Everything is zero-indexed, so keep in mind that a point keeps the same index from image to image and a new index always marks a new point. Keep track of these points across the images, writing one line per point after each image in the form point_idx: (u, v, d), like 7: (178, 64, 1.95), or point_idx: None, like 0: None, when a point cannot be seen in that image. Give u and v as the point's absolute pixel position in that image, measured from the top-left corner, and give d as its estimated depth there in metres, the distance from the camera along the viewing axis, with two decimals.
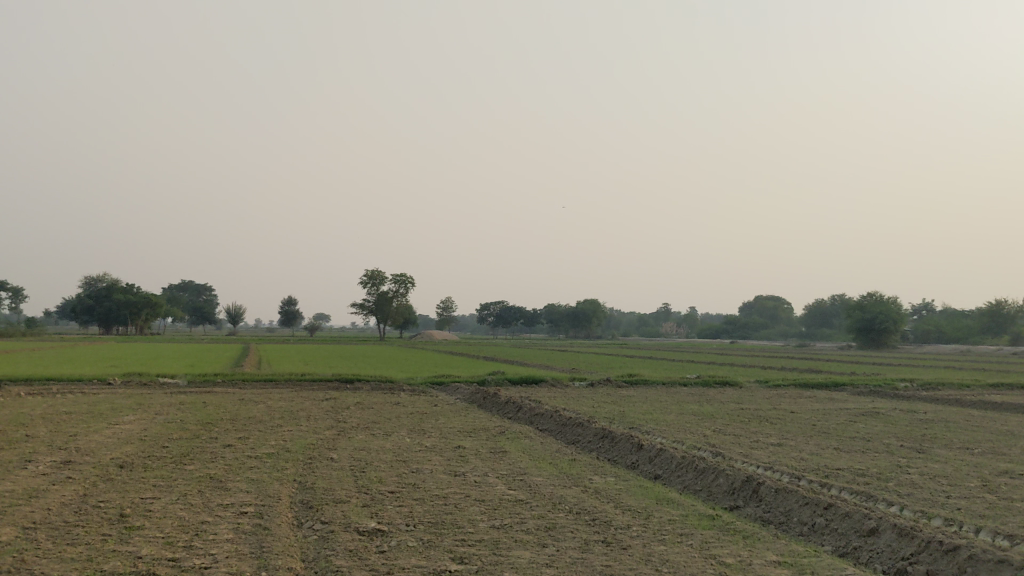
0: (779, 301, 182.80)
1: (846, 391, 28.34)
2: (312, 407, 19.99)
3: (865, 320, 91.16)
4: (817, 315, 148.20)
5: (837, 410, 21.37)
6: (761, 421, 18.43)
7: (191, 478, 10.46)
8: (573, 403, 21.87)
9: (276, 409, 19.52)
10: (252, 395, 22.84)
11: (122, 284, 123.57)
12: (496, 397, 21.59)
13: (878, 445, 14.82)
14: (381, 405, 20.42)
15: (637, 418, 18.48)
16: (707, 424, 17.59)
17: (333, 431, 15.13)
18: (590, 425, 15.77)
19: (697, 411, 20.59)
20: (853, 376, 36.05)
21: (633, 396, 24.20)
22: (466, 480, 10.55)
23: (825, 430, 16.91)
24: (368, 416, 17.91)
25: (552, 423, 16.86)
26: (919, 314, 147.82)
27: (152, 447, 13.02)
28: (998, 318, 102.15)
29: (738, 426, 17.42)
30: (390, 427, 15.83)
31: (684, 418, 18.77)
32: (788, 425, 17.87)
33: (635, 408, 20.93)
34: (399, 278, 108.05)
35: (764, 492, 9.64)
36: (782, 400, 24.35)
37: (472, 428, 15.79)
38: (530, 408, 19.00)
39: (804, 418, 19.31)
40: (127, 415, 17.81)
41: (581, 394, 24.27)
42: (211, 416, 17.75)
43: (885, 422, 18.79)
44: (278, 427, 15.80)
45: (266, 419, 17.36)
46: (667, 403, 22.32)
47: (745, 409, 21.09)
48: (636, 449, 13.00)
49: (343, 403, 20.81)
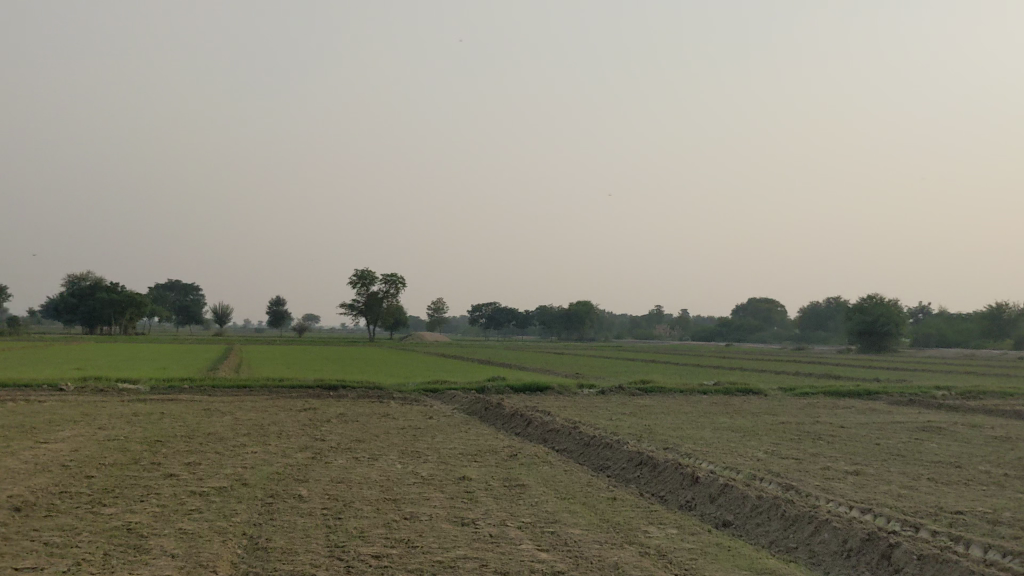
0: (774, 304, 179.71)
1: (883, 399, 25.64)
2: (287, 420, 17.13)
3: (864, 322, 88.42)
4: (812, 318, 145.20)
5: (890, 425, 18.60)
6: (813, 440, 15.61)
7: (101, 531, 7.61)
8: (587, 414, 19.12)
9: (245, 422, 16.65)
10: (220, 404, 19.95)
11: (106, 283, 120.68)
12: (500, 408, 18.82)
13: (978, 473, 12.11)
14: (367, 418, 17.58)
15: (668, 435, 15.76)
16: (754, 444, 14.80)
17: (307, 455, 12.32)
18: (620, 447, 12.95)
19: (733, 426, 17.87)
20: (877, 384, 33.25)
21: (652, 407, 21.37)
22: (477, 535, 7.71)
23: (898, 453, 14.09)
24: (352, 433, 15.14)
25: (572, 443, 14.03)
26: (916, 316, 145.04)
27: (70, 479, 10.15)
28: (998, 320, 99.71)
29: (792, 446, 14.59)
30: (377, 449, 13.02)
31: (723, 435, 16.03)
32: (848, 445, 15.06)
33: (661, 422, 18.08)
34: (390, 278, 105.04)
35: (899, 558, 6.88)
36: (819, 411, 21.55)
37: (478, 451, 12.98)
38: (542, 422, 16.16)
39: (862, 436, 16.52)
40: (63, 430, 14.90)
41: (594, 404, 21.43)
42: (165, 431, 14.91)
43: (956, 440, 16.00)
44: (239, 448, 12.96)
45: (228, 436, 14.50)
46: (694, 415, 19.60)
47: (786, 424, 18.29)
48: (689, 483, 10.19)
49: (324, 415, 17.94)
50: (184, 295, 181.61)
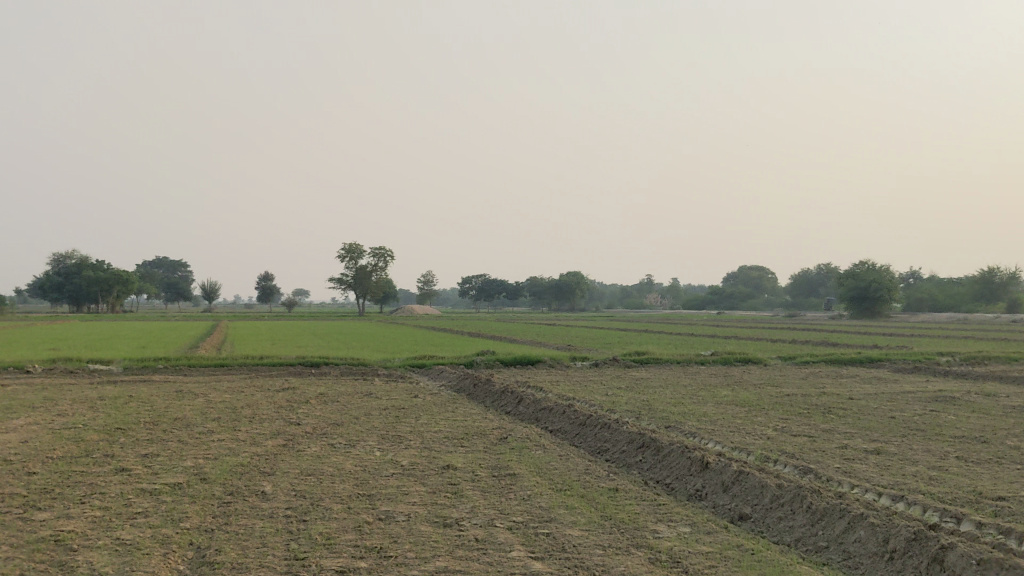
0: (765, 271, 178.87)
1: (887, 367, 24.76)
2: (262, 401, 16.07)
3: (856, 288, 87.63)
4: (803, 285, 144.45)
5: (901, 396, 17.62)
6: (823, 414, 14.62)
7: (25, 544, 6.56)
8: (582, 389, 18.13)
9: (217, 405, 15.57)
10: (194, 385, 18.87)
11: (92, 261, 119.08)
12: (489, 384, 17.81)
13: (1008, 450, 11.14)
14: (348, 398, 16.53)
15: (669, 411, 14.78)
16: (762, 419, 13.82)
17: (278, 443, 11.27)
18: (618, 427, 11.95)
19: (736, 399, 16.90)
20: (877, 351, 32.37)
21: (649, 380, 20.41)
22: (461, 539, 6.69)
23: (916, 427, 13.09)
24: (330, 415, 14.09)
25: (566, 423, 13.03)
26: (907, 281, 144.39)
27: (8, 476, 9.08)
28: (990, 285, 99.24)
29: (802, 422, 13.58)
30: (356, 434, 11.97)
31: (727, 410, 15.06)
32: (862, 419, 14.08)
33: (660, 397, 17.10)
34: (378, 252, 103.86)
35: (954, 563, 5.90)
36: (825, 382, 20.58)
37: (464, 434, 11.96)
38: (533, 400, 15.15)
39: (873, 408, 15.58)
40: (18, 418, 13.79)
41: (588, 379, 20.42)
42: (129, 417, 13.82)
43: (974, 412, 15.03)
44: (205, 435, 11.90)
45: (196, 422, 13.42)
46: (694, 389, 18.63)
47: (792, 397, 17.29)
48: (698, 470, 9.21)
49: (302, 396, 16.86)
50: (173, 271, 179.85)
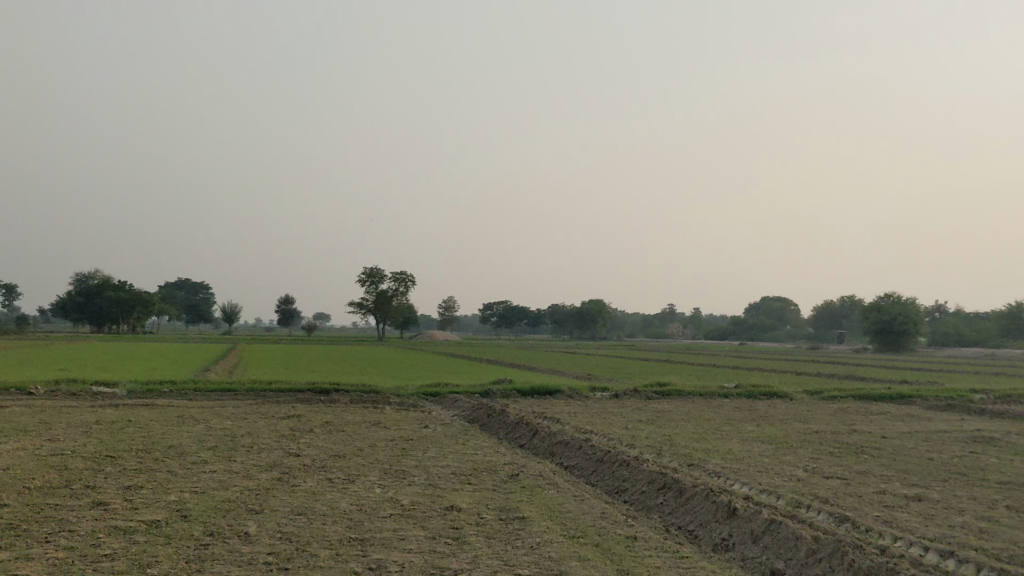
0: (787, 302, 177.20)
1: (918, 404, 23.79)
2: (265, 429, 15.37)
3: (881, 322, 86.22)
4: (826, 317, 142.78)
5: (935, 435, 16.70)
6: (855, 454, 13.72)
7: None
8: (599, 422, 17.31)
9: (217, 432, 14.85)
10: (197, 410, 18.19)
11: (114, 282, 119.34)
12: (503, 415, 17.03)
13: None
14: (355, 427, 15.80)
15: (691, 447, 13.94)
16: (791, 459, 12.97)
17: (273, 476, 10.55)
18: (638, 465, 11.14)
19: (762, 435, 16.05)
20: (906, 387, 31.29)
21: (670, 413, 19.57)
22: None
23: (958, 471, 12.17)
24: (334, 446, 13.36)
25: (582, 459, 12.24)
26: (932, 315, 142.41)
27: None
28: (1017, 321, 97.61)
29: (834, 463, 12.69)
30: (358, 467, 11.23)
31: (752, 447, 14.22)
32: (899, 460, 13.18)
33: (682, 431, 16.27)
34: (399, 276, 103.39)
35: None
36: (854, 418, 19.63)
37: (473, 470, 11.19)
38: (549, 433, 14.36)
39: (909, 449, 14.68)
40: (7, 442, 13.14)
41: (606, 410, 19.57)
42: (121, 444, 13.13)
43: (1018, 455, 14.08)
44: (197, 465, 11.19)
45: (190, 450, 12.70)
46: (718, 423, 17.78)
47: (821, 434, 16.38)
48: (724, 517, 8.41)
49: (307, 425, 16.12)
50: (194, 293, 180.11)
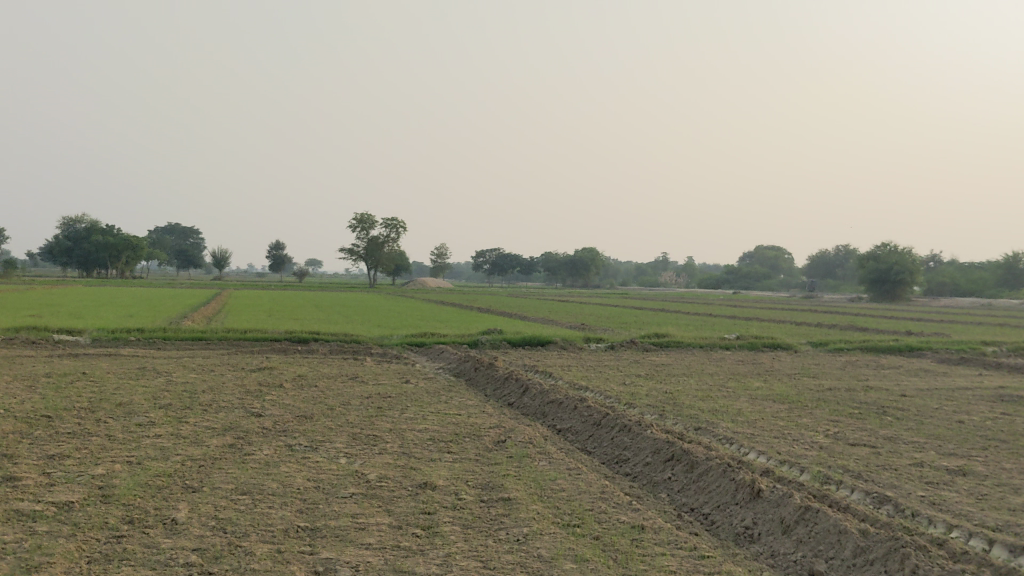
0: (782, 250, 175.75)
1: (930, 357, 22.55)
2: (230, 383, 14.03)
3: (877, 270, 84.95)
4: (821, 267, 141.64)
5: (958, 393, 15.47)
6: (877, 416, 12.42)
7: None
8: (595, 376, 16.06)
9: (175, 387, 13.51)
10: (161, 361, 16.84)
11: (103, 226, 117.39)
12: (491, 369, 15.73)
13: None
14: (329, 382, 14.49)
15: (698, 407, 12.64)
16: (809, 421, 11.69)
17: (226, 442, 9.20)
18: (640, 430, 9.83)
19: (772, 393, 14.80)
20: (914, 337, 30.06)
21: (670, 367, 18.31)
22: None
23: (996, 438, 10.88)
24: (302, 404, 12.03)
25: (577, 423, 10.91)
26: (927, 264, 141.31)
27: None
28: (1014, 271, 96.75)
29: (856, 426, 11.40)
30: (325, 432, 9.88)
31: (764, 407, 12.94)
32: (927, 424, 11.89)
33: (686, 388, 14.99)
34: (391, 223, 101.82)
35: None
36: (867, 374, 18.35)
37: (454, 435, 9.85)
38: (539, 390, 13.05)
39: (936, 409, 13.42)
40: None
41: (602, 364, 18.29)
42: (65, 401, 11.77)
43: None
44: (143, 429, 9.82)
45: (141, 409, 11.36)
46: (723, 379, 16.51)
47: (835, 392, 15.09)
48: (748, 499, 7.12)
49: (277, 379, 14.79)
50: (185, 239, 177.94)
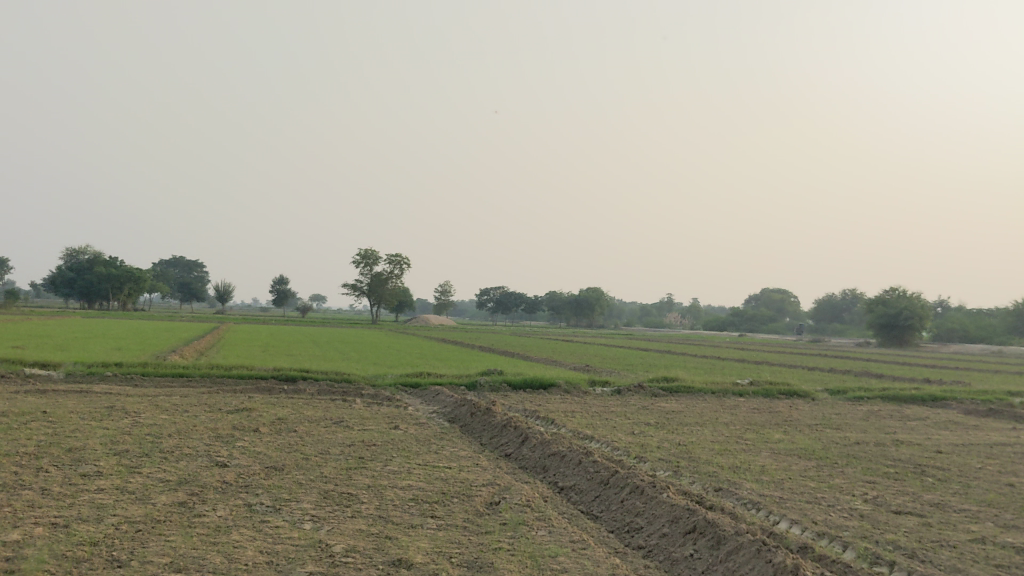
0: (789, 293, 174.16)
1: (955, 408, 21.21)
2: (202, 427, 12.78)
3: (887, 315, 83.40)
4: (828, 310, 140.19)
5: (997, 450, 14.17)
6: (917, 477, 11.10)
7: None
8: (601, 425, 14.78)
9: (140, 430, 12.26)
10: (134, 399, 15.61)
11: (106, 258, 116.46)
12: (488, 415, 14.44)
13: None
14: (311, 426, 13.24)
15: (716, 463, 11.35)
16: (843, 483, 10.39)
17: (175, 500, 7.93)
18: (655, 492, 8.58)
19: (794, 447, 13.50)
20: (932, 385, 28.70)
21: (682, 415, 17.03)
22: None
23: None
24: (274, 453, 10.77)
25: (583, 481, 9.64)
26: (935, 309, 139.81)
27: None
28: None
29: (898, 490, 10.12)
30: (294, 488, 8.62)
31: (791, 464, 11.63)
32: (975, 487, 10.59)
33: (700, 440, 13.70)
34: (394, 258, 100.82)
35: None
36: (893, 426, 17.03)
37: (443, 495, 8.57)
38: (540, 441, 11.78)
39: (979, 469, 12.11)
40: None
41: (607, 410, 17.00)
42: (8, 445, 10.51)
43: None
44: (85, 482, 8.54)
45: (93, 455, 10.11)
46: (740, 430, 15.21)
47: (865, 447, 13.79)
48: None
49: (255, 422, 13.52)
50: (189, 271, 176.96)
